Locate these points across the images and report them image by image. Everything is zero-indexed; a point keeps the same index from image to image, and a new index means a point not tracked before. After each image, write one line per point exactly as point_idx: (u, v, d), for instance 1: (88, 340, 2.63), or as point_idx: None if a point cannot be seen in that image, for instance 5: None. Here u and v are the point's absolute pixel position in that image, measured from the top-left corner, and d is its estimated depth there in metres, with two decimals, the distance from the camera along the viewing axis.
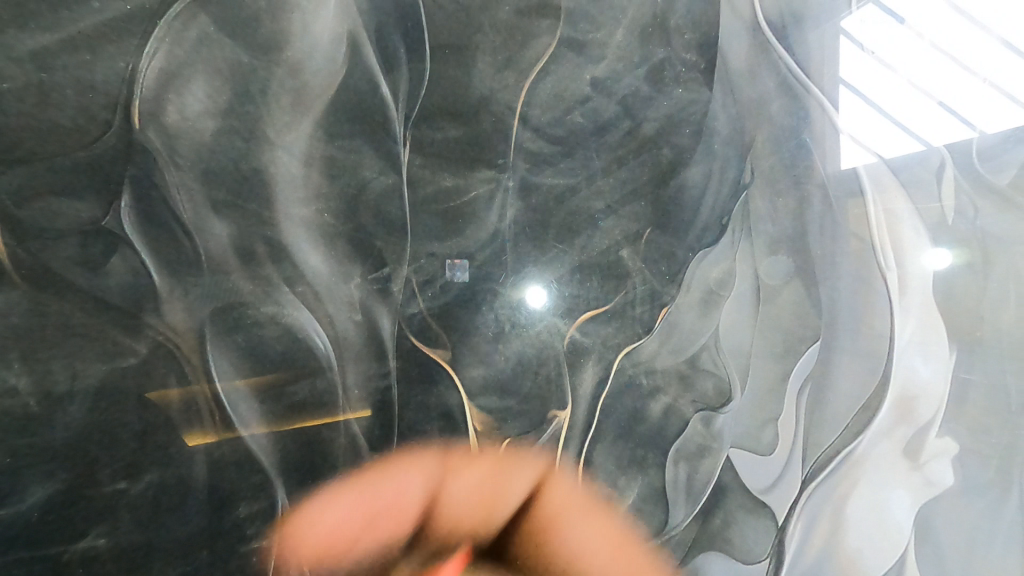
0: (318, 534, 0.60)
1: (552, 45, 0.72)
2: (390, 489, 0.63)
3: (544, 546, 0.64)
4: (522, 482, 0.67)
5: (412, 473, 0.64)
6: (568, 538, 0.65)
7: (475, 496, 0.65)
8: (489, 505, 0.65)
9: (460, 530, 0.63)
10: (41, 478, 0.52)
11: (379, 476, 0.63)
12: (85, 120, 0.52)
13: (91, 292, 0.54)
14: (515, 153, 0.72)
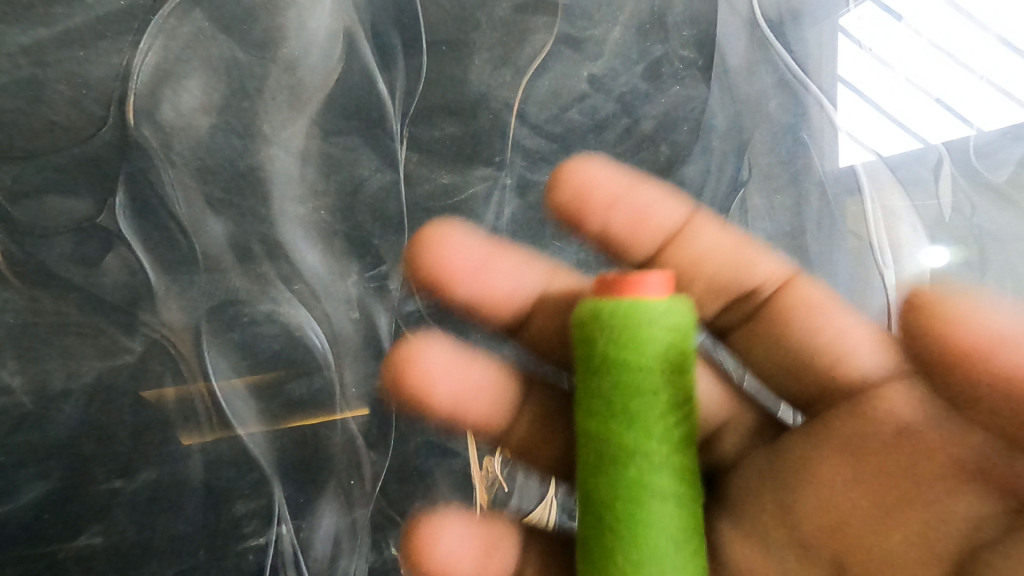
0: (453, 360, 0.54)
1: (550, 41, 0.72)
2: (599, 194, 0.50)
3: (795, 324, 0.45)
4: (713, 236, 0.49)
5: (668, 203, 0.50)
6: (831, 323, 0.44)
7: (732, 246, 0.49)
8: (727, 266, 0.48)
9: (698, 274, 0.49)
10: (35, 477, 0.52)
11: (635, 196, 0.50)
12: (79, 116, 0.51)
13: (87, 290, 0.54)
14: (512, 151, 0.71)
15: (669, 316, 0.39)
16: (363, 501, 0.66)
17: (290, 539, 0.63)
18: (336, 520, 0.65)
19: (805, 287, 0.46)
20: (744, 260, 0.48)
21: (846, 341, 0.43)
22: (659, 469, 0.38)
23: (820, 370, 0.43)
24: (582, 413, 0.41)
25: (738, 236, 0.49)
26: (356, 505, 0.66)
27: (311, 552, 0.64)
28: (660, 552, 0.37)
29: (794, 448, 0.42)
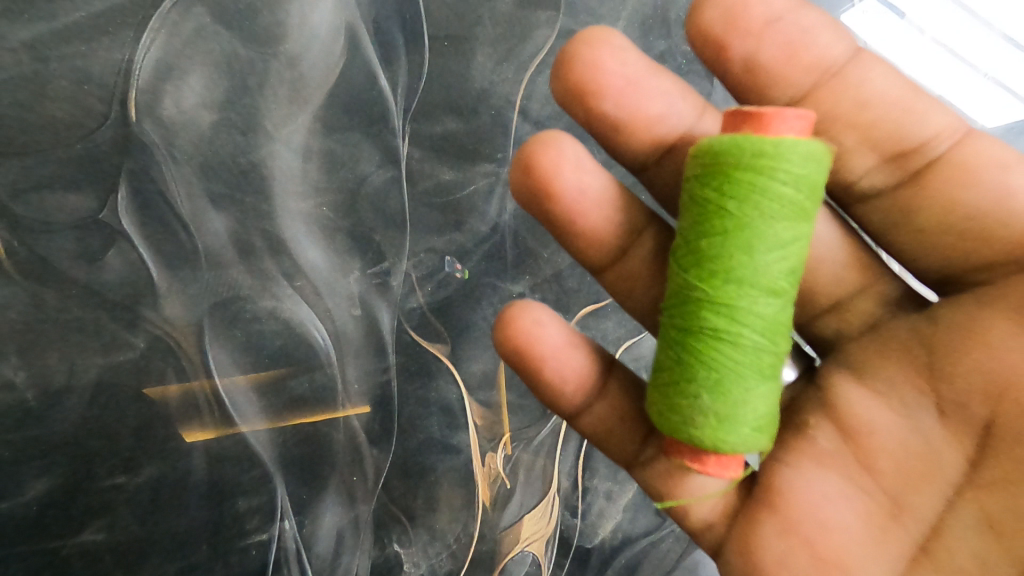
0: (587, 156, 0.53)
1: (552, 37, 0.77)
2: (754, 13, 0.47)
3: (965, 186, 0.45)
4: (884, 76, 0.47)
5: (838, 37, 0.48)
6: (1017, 186, 0.44)
7: (904, 91, 0.47)
8: (891, 118, 0.47)
9: (854, 118, 0.48)
10: (35, 476, 0.50)
11: (798, 25, 0.48)
12: (77, 110, 0.50)
13: (87, 286, 0.51)
14: (514, 146, 0.77)
15: (785, 161, 0.42)
16: (366, 498, 0.68)
17: (293, 535, 0.63)
18: (339, 517, 0.66)
19: (976, 146, 0.46)
20: (906, 111, 0.47)
21: (1022, 204, 0.43)
22: (760, 318, 0.43)
23: (986, 236, 0.44)
24: (688, 260, 0.45)
25: (911, 82, 0.48)
26: (358, 501, 0.67)
27: (314, 547, 0.65)
28: (747, 381, 0.43)
29: (944, 316, 0.45)
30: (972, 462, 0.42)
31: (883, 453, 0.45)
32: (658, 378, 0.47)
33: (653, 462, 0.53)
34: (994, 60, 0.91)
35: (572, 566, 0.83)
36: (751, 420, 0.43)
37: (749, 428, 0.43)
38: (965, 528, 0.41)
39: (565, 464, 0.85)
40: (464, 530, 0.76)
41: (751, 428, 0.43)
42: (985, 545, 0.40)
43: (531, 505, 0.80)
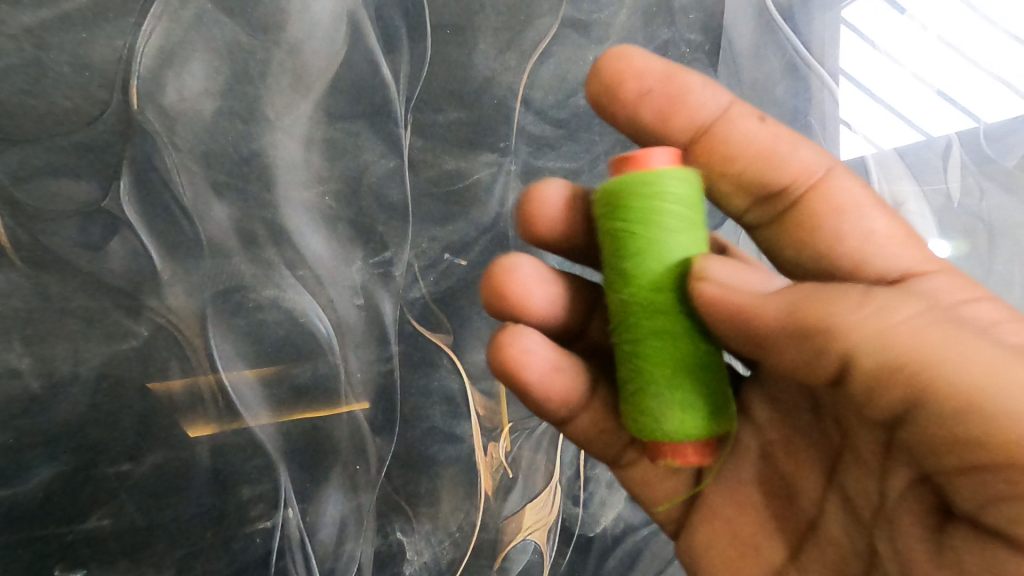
0: (544, 268, 0.57)
1: (555, 25, 0.77)
2: (629, 85, 0.51)
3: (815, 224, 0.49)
4: (751, 126, 0.51)
5: (709, 94, 0.51)
6: (844, 225, 0.48)
7: (766, 141, 0.51)
8: (756, 157, 0.51)
9: (725, 167, 0.52)
10: (42, 461, 0.49)
11: (675, 95, 0.51)
12: (77, 94, 0.49)
13: (89, 272, 0.50)
14: (517, 137, 0.78)
15: (659, 188, 0.43)
16: (368, 487, 0.69)
17: (296, 523, 0.64)
18: (342, 506, 0.67)
19: (835, 184, 0.49)
20: (771, 154, 0.51)
21: (853, 243, 0.47)
22: (695, 317, 0.43)
23: (834, 262, 0.48)
24: (616, 280, 0.45)
25: (777, 128, 0.51)
26: (361, 489, 0.68)
27: (317, 535, 0.66)
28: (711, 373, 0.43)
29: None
30: (837, 454, 0.46)
31: (779, 446, 0.49)
32: (622, 394, 0.46)
33: (637, 469, 0.55)
34: (994, 58, 0.96)
35: (573, 553, 0.85)
36: (717, 409, 0.43)
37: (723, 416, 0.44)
38: (836, 508, 0.46)
39: (567, 454, 0.85)
40: (466, 519, 0.77)
41: (712, 413, 0.42)
42: (847, 518, 0.45)
43: (534, 493, 0.82)
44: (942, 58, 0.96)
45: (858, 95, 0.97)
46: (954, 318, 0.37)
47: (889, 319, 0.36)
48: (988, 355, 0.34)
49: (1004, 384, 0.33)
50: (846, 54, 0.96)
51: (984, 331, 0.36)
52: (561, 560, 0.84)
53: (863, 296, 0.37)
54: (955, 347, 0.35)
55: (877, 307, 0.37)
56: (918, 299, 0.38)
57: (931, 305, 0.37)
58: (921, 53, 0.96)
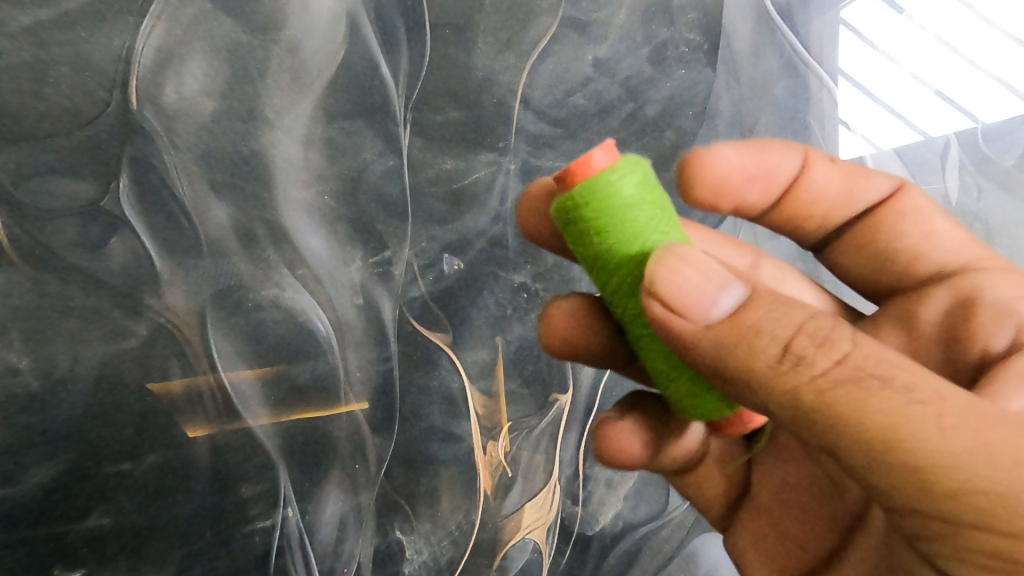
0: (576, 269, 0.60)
1: (555, 24, 0.77)
2: (715, 169, 0.57)
3: (878, 234, 0.60)
4: (827, 175, 0.60)
5: (785, 160, 0.59)
6: (907, 228, 0.59)
7: (843, 185, 0.60)
8: (851, 195, 0.60)
9: (814, 214, 0.61)
10: (42, 460, 0.49)
11: (761, 164, 0.58)
12: (76, 93, 0.48)
13: (89, 272, 0.50)
14: (517, 135, 0.78)
15: (608, 209, 0.37)
16: (368, 486, 0.69)
17: (296, 522, 0.64)
18: (342, 506, 0.67)
19: (904, 197, 0.60)
20: (852, 194, 0.60)
21: (913, 240, 0.59)
22: None
23: (897, 261, 0.59)
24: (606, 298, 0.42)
25: (842, 169, 0.60)
26: (360, 488, 0.68)
27: (317, 534, 0.66)
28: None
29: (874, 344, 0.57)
30: None
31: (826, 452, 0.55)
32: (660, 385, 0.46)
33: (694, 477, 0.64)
34: (993, 58, 0.96)
35: (571, 552, 0.86)
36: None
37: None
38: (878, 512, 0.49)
39: (566, 454, 0.86)
40: (466, 518, 0.77)
41: None
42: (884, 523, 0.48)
43: (533, 492, 0.82)
44: (941, 58, 0.97)
45: (856, 95, 0.97)
46: (877, 366, 0.34)
47: (805, 377, 0.34)
48: (905, 409, 0.32)
49: (919, 440, 0.32)
50: (844, 55, 0.97)
51: (905, 380, 0.33)
52: (560, 558, 0.84)
53: (778, 353, 0.35)
54: (874, 408, 0.33)
55: (794, 364, 0.35)
56: (839, 348, 0.35)
57: (857, 351, 0.35)
58: (920, 53, 0.97)
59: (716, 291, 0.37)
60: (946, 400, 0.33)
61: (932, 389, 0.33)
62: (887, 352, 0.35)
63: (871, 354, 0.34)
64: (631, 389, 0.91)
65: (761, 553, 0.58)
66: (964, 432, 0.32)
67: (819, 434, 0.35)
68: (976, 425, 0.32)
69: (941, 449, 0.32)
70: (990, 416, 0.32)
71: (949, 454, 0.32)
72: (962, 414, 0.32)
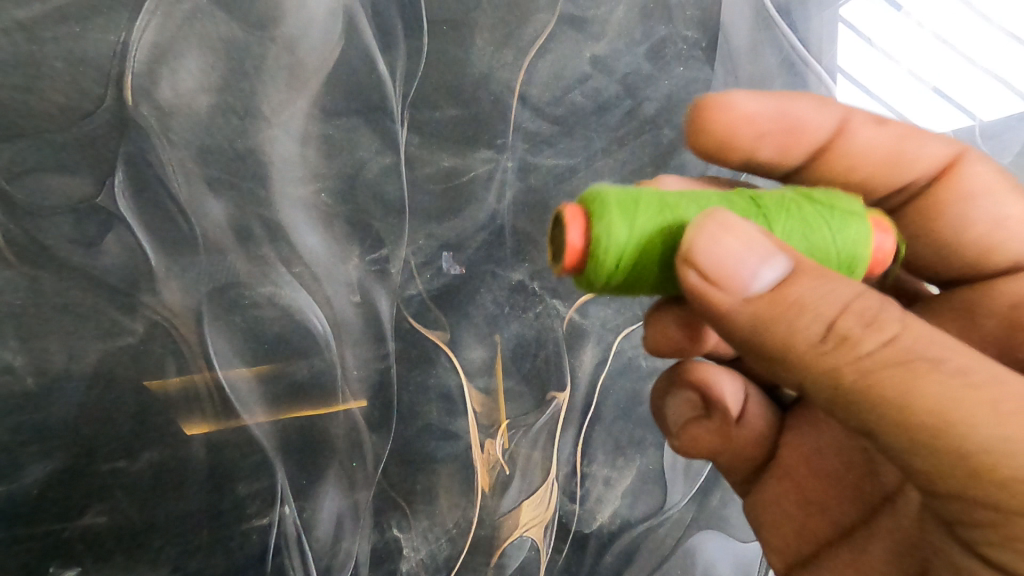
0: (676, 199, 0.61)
1: (552, 22, 0.77)
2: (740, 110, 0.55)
3: (943, 214, 0.55)
4: (872, 134, 0.58)
5: (823, 114, 0.58)
6: (975, 214, 0.54)
7: (892, 146, 0.58)
8: (900, 159, 0.58)
9: (851, 177, 0.59)
10: (37, 459, 0.49)
11: (786, 111, 0.57)
12: (70, 88, 0.47)
13: (84, 269, 0.50)
14: (514, 133, 0.78)
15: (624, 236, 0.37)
16: (365, 484, 0.69)
17: (293, 520, 0.64)
18: (339, 503, 0.67)
19: (963, 169, 0.56)
20: (902, 157, 0.58)
21: (984, 227, 0.54)
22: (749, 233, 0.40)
23: (963, 249, 0.55)
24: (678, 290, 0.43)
25: (895, 129, 0.58)
26: (357, 486, 0.69)
27: (314, 532, 0.66)
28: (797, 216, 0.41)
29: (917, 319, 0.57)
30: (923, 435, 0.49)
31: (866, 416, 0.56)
32: None
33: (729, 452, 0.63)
34: (991, 56, 0.97)
35: (570, 550, 0.86)
36: (844, 222, 0.41)
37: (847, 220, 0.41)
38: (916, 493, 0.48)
39: (565, 452, 0.85)
40: (463, 516, 0.77)
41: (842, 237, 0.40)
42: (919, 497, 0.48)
43: (531, 490, 0.82)
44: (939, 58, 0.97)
45: (855, 93, 0.97)
46: (928, 347, 0.34)
47: (851, 358, 0.34)
48: (962, 396, 0.32)
49: (975, 423, 0.32)
50: (843, 53, 0.97)
51: (961, 363, 0.33)
52: (558, 556, 0.84)
53: (825, 332, 0.34)
54: (922, 390, 0.33)
55: (839, 343, 0.34)
56: (891, 330, 0.34)
57: (906, 333, 0.34)
58: (918, 51, 0.97)
59: (759, 262, 0.35)
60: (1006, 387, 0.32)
61: (984, 373, 0.33)
62: (942, 336, 0.34)
63: (921, 335, 0.34)
64: (629, 388, 0.91)
65: (782, 527, 0.58)
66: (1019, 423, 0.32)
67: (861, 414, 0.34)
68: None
69: (996, 435, 0.32)
70: None
71: (1003, 439, 0.32)
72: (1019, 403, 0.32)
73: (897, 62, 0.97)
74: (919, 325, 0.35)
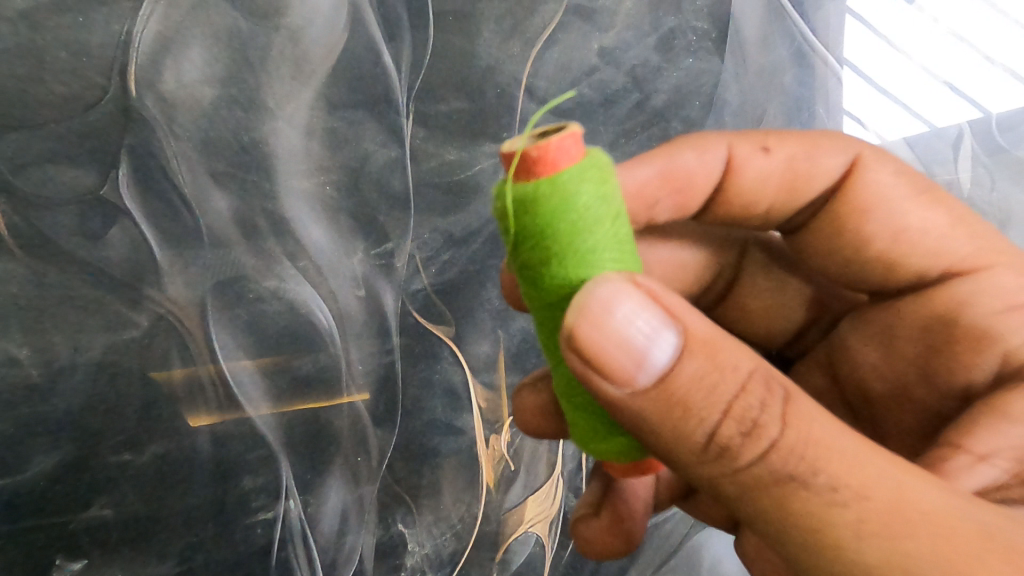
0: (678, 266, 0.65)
1: (561, 12, 0.76)
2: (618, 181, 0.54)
3: (843, 231, 0.55)
4: (762, 166, 0.56)
5: (706, 161, 0.55)
6: (871, 229, 0.54)
7: (784, 175, 0.56)
8: (796, 181, 0.55)
9: (754, 211, 0.58)
10: (42, 451, 0.48)
11: (669, 175, 0.55)
12: (71, 78, 0.46)
13: (90, 262, 0.49)
14: (520, 127, 0.77)
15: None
16: (370, 478, 0.69)
17: (297, 513, 0.64)
18: (343, 497, 0.67)
19: (867, 177, 0.54)
20: (797, 178, 0.55)
21: (885, 242, 0.54)
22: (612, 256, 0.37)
23: (866, 264, 0.55)
24: None
25: (784, 154, 0.56)
26: (362, 480, 0.69)
27: (319, 526, 0.66)
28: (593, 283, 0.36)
29: (845, 333, 0.61)
30: None
31: None
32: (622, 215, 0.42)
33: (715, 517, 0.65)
34: (996, 47, 1.00)
35: (574, 546, 0.86)
36: (566, 208, 0.34)
37: (567, 241, 0.35)
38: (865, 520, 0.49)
39: (568, 448, 0.89)
40: (468, 511, 0.77)
41: (585, 195, 0.35)
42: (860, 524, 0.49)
43: (535, 485, 0.83)
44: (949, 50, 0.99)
45: (865, 88, 0.99)
46: (807, 452, 0.33)
47: (729, 463, 0.34)
48: (830, 512, 0.32)
49: (850, 538, 0.31)
50: (851, 44, 0.98)
51: (827, 476, 0.32)
52: (563, 551, 0.85)
53: (706, 441, 0.34)
54: (793, 505, 0.33)
55: (719, 450, 0.34)
56: (767, 436, 0.33)
57: (787, 438, 0.33)
58: (928, 45, 0.99)
59: (646, 342, 0.35)
60: (887, 484, 0.32)
61: (860, 487, 0.32)
62: (817, 429, 0.33)
63: (800, 438, 0.33)
64: None
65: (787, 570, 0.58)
66: (886, 536, 0.31)
67: (746, 511, 0.35)
68: (898, 527, 0.31)
69: (872, 552, 0.31)
70: (920, 522, 0.31)
71: (870, 562, 0.31)
72: (882, 504, 0.32)
73: (908, 57, 0.99)
74: (796, 422, 0.34)
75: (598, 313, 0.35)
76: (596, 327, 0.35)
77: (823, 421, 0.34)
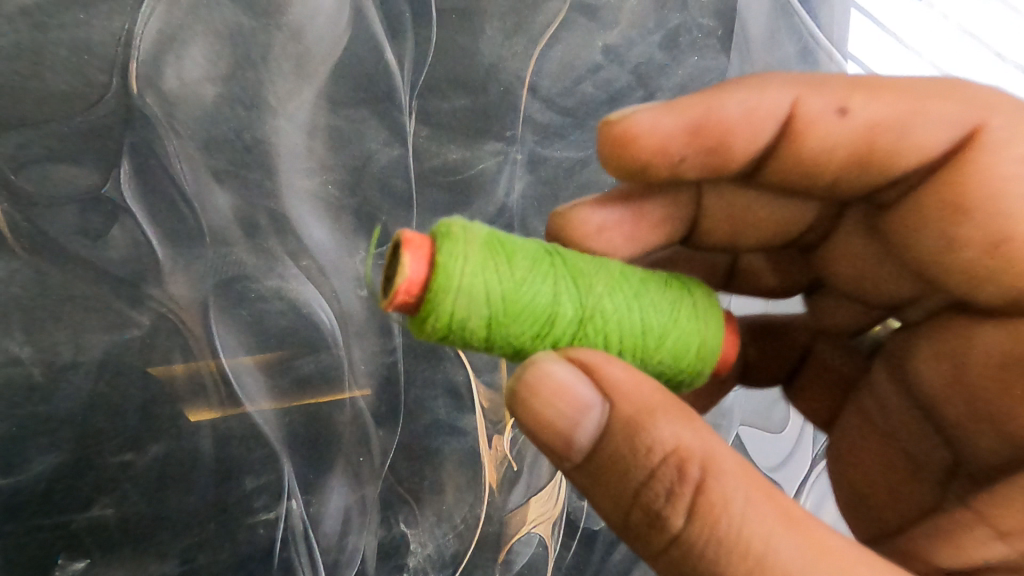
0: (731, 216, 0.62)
1: (565, 9, 0.76)
2: (643, 141, 0.51)
3: (944, 204, 0.51)
4: (838, 128, 0.52)
5: (776, 109, 0.53)
6: (975, 225, 0.49)
7: (861, 138, 0.52)
8: (876, 149, 0.52)
9: (825, 170, 0.55)
10: (43, 451, 0.48)
11: (723, 131, 0.53)
12: (71, 76, 0.46)
13: (92, 261, 0.49)
14: (524, 125, 0.76)
15: (688, 347, 0.46)
16: (372, 478, 0.69)
17: (300, 514, 0.64)
18: (346, 498, 0.67)
19: (976, 156, 0.49)
20: (877, 142, 0.52)
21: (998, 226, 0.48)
22: (526, 308, 0.41)
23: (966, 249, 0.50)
24: (607, 288, 0.44)
25: (873, 118, 0.51)
26: (365, 480, 0.69)
27: (322, 525, 0.66)
28: (514, 334, 0.42)
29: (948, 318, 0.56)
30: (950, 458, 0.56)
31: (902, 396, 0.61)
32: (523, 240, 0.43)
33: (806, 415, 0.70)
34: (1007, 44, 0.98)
35: (577, 547, 0.85)
36: (456, 321, 0.40)
37: (479, 332, 0.41)
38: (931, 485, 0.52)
39: None
40: (471, 511, 0.77)
41: (456, 303, 0.39)
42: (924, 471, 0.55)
43: (539, 485, 0.83)
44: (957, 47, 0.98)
45: None
46: (708, 550, 0.34)
47: (647, 545, 0.37)
48: None
49: None
50: (856, 40, 0.97)
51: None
52: (566, 552, 0.84)
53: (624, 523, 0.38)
54: None
55: (636, 531, 0.37)
56: (672, 526, 0.35)
57: (691, 535, 0.35)
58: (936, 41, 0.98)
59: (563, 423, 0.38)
60: None
61: None
62: (725, 524, 0.34)
63: (702, 536, 0.34)
64: None
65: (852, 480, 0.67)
66: None
67: None
68: None
69: None
70: None
71: None
72: None
73: (918, 54, 0.98)
74: (705, 519, 0.34)
75: (516, 402, 0.39)
76: (523, 415, 0.39)
77: (745, 521, 0.34)
